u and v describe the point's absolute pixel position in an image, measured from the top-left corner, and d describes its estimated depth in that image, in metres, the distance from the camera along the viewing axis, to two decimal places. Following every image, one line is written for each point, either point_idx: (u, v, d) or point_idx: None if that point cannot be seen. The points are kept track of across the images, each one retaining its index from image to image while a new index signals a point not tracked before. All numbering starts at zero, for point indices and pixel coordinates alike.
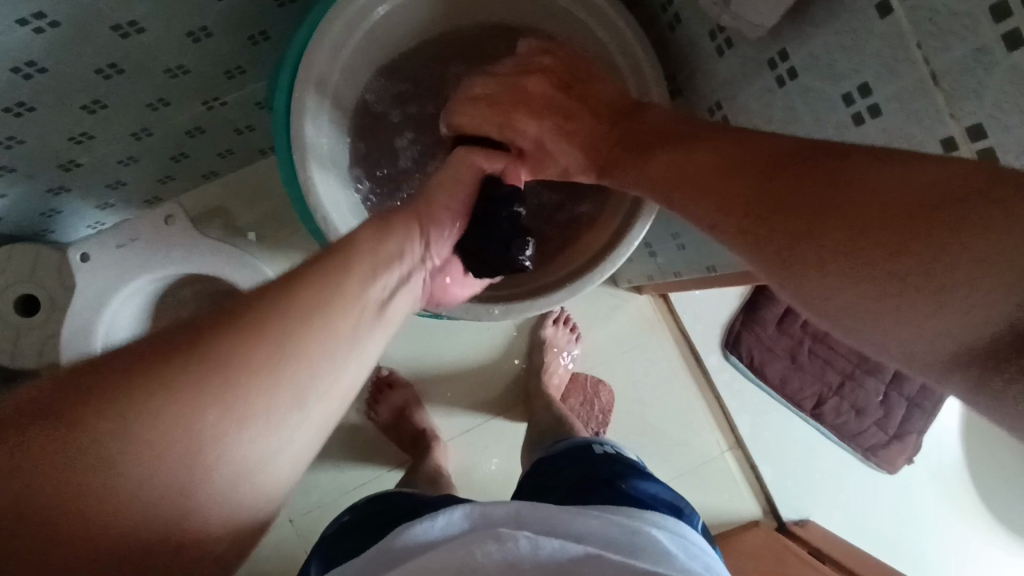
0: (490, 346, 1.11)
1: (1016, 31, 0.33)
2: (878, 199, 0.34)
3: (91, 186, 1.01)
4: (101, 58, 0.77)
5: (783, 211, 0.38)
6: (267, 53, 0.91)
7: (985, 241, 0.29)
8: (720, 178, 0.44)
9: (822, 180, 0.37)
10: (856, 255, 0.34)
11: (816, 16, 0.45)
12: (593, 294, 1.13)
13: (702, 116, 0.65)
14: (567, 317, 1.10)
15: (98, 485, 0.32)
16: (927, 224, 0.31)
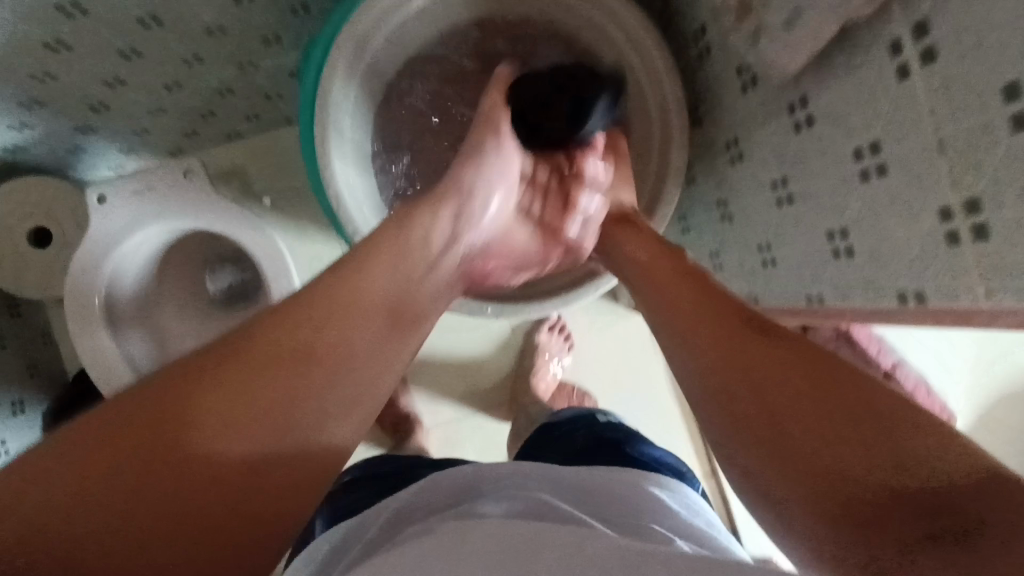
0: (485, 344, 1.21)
1: (1022, 113, 0.34)
2: (818, 383, 0.34)
3: (118, 130, 1.03)
4: (143, 8, 0.79)
5: (737, 349, 0.38)
6: (305, 25, 0.92)
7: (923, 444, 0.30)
8: (697, 297, 0.44)
9: (784, 351, 0.37)
10: (779, 420, 0.34)
11: (837, 69, 0.46)
12: (588, 307, 1.22)
13: (718, 148, 0.66)
14: (562, 326, 1.18)
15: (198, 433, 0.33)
16: (862, 427, 0.31)
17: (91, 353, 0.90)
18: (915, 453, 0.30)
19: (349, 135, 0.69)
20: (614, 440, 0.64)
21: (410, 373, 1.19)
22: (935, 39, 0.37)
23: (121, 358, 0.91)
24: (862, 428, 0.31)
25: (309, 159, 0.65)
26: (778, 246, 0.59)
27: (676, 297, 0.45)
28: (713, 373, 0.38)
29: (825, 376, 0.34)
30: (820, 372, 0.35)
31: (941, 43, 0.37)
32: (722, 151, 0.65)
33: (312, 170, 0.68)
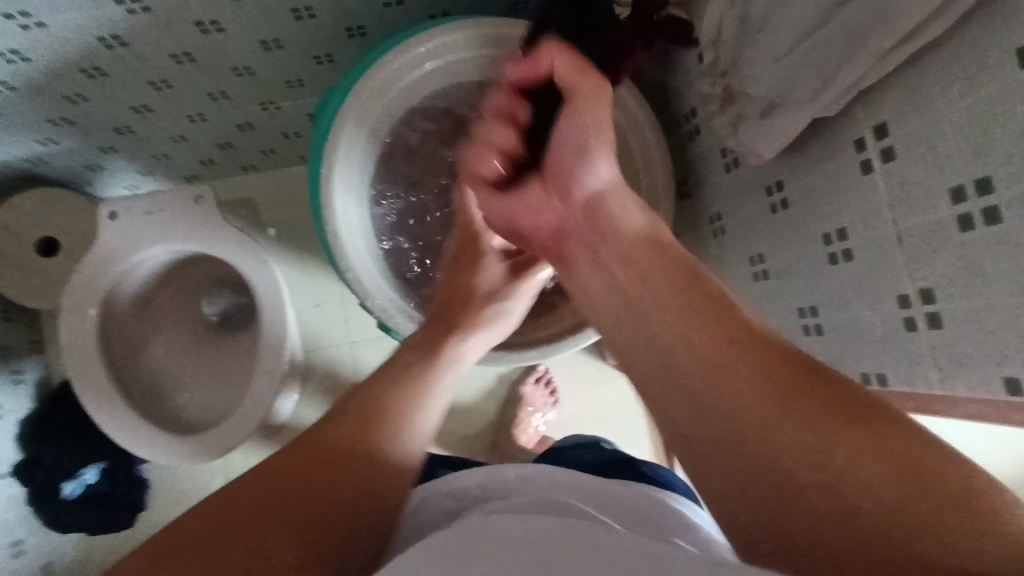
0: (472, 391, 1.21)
1: (967, 215, 0.36)
2: (810, 389, 0.31)
3: (139, 154, 1.08)
4: (177, 47, 0.84)
5: (726, 340, 0.35)
6: (328, 74, 0.98)
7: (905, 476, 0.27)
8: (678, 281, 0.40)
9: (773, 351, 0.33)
10: (763, 416, 0.31)
11: (810, 159, 0.49)
12: (575, 363, 1.23)
13: (703, 221, 0.70)
14: (548, 379, 1.20)
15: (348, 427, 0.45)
16: (853, 433, 0.29)
17: (79, 366, 0.90)
18: (916, 472, 0.27)
19: (355, 174, 0.72)
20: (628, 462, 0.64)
21: None
22: (894, 141, 0.40)
23: (108, 374, 0.92)
24: (853, 434, 0.29)
25: (313, 194, 0.68)
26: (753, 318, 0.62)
27: (658, 280, 0.41)
28: (699, 360, 0.35)
29: (810, 383, 0.31)
30: (807, 377, 0.31)
31: (899, 146, 0.40)
32: (708, 224, 0.69)
33: (316, 208, 0.71)
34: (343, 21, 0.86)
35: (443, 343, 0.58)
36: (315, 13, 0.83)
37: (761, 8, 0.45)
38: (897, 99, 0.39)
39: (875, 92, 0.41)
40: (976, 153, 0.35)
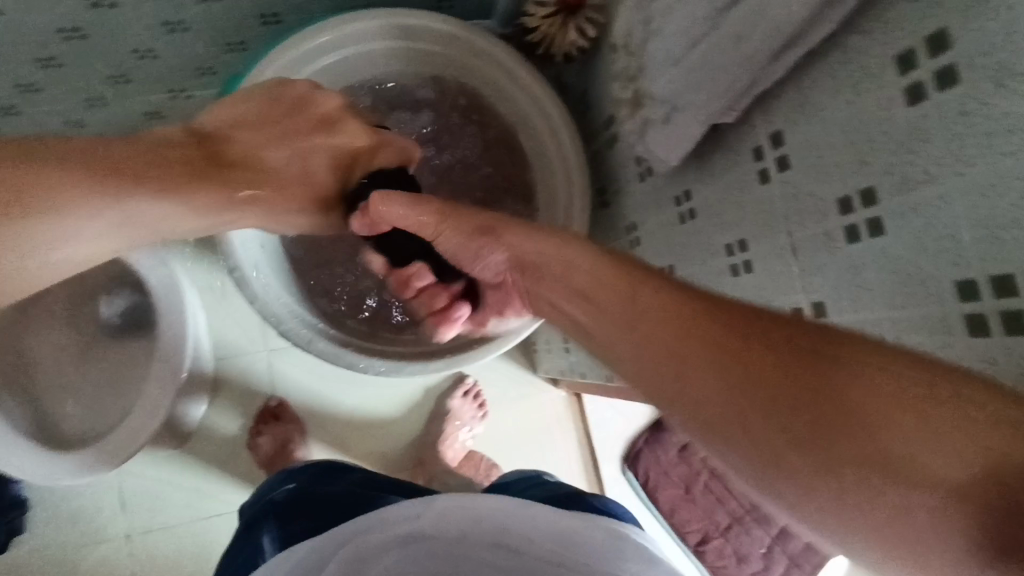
0: (396, 402, 1.16)
1: (854, 226, 0.35)
2: (811, 390, 0.30)
3: (28, 138, 0.99)
4: (63, 21, 0.77)
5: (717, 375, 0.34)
6: (243, 62, 0.92)
7: (933, 422, 0.26)
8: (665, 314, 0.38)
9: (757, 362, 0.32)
10: (804, 443, 0.30)
11: (714, 169, 0.48)
12: (505, 376, 1.20)
13: (619, 230, 0.69)
14: (477, 392, 1.16)
15: None
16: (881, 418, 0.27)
17: None
18: (940, 436, 0.26)
19: None
20: (575, 492, 0.58)
21: (307, 423, 1.12)
22: (788, 148, 0.39)
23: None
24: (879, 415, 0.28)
25: None
26: None
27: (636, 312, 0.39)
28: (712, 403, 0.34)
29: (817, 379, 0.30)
30: (811, 373, 0.30)
31: (792, 153, 0.39)
32: (624, 232, 0.67)
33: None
34: (254, 7, 0.81)
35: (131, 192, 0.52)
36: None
37: (662, 9, 0.43)
38: (790, 106, 0.39)
39: (770, 98, 0.40)
40: (861, 162, 0.34)
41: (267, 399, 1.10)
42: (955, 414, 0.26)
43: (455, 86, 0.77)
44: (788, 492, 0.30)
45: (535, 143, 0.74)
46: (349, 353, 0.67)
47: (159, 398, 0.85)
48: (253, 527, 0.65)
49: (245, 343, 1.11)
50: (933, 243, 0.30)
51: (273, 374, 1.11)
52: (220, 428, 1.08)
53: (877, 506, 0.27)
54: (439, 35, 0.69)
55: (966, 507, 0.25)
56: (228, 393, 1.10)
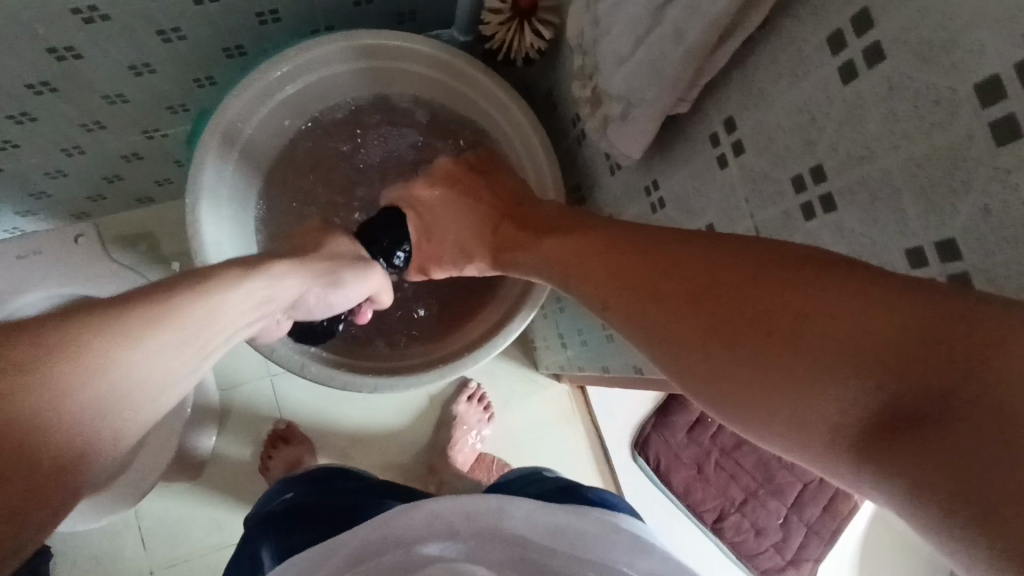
0: (402, 415, 1.17)
1: (809, 204, 0.36)
2: (755, 298, 0.30)
3: (10, 193, 1.00)
4: (30, 77, 0.78)
5: (670, 297, 0.35)
6: (214, 96, 0.93)
7: (858, 311, 0.26)
8: (637, 256, 0.39)
9: (707, 282, 0.33)
10: (746, 356, 0.30)
11: (676, 157, 0.49)
12: (508, 376, 1.21)
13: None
14: (482, 395, 1.17)
15: None
16: (815, 311, 0.27)
17: None
18: (868, 321, 0.26)
19: (225, 199, 0.70)
20: (569, 486, 0.60)
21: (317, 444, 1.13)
22: (741, 133, 0.40)
23: None
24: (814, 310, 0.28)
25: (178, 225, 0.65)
26: None
27: (615, 264, 0.41)
28: (668, 329, 0.34)
29: (761, 286, 0.30)
30: (753, 285, 0.31)
31: (745, 138, 0.40)
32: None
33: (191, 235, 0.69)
34: (217, 42, 0.82)
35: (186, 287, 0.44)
36: (185, 34, 0.78)
37: (608, 7, 0.44)
38: (739, 93, 0.39)
39: (720, 86, 0.41)
40: (807, 142, 0.35)
41: (275, 423, 1.11)
42: (879, 308, 0.26)
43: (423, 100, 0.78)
44: (737, 413, 0.30)
45: (506, 147, 0.75)
46: (343, 373, 0.68)
47: (167, 437, 0.86)
48: (252, 541, 0.66)
49: (247, 372, 1.12)
50: (881, 216, 0.31)
51: (279, 399, 1.13)
52: (231, 455, 1.09)
53: (777, 409, 0.28)
54: (398, 54, 0.70)
55: (852, 428, 0.25)
56: (235, 422, 1.11)
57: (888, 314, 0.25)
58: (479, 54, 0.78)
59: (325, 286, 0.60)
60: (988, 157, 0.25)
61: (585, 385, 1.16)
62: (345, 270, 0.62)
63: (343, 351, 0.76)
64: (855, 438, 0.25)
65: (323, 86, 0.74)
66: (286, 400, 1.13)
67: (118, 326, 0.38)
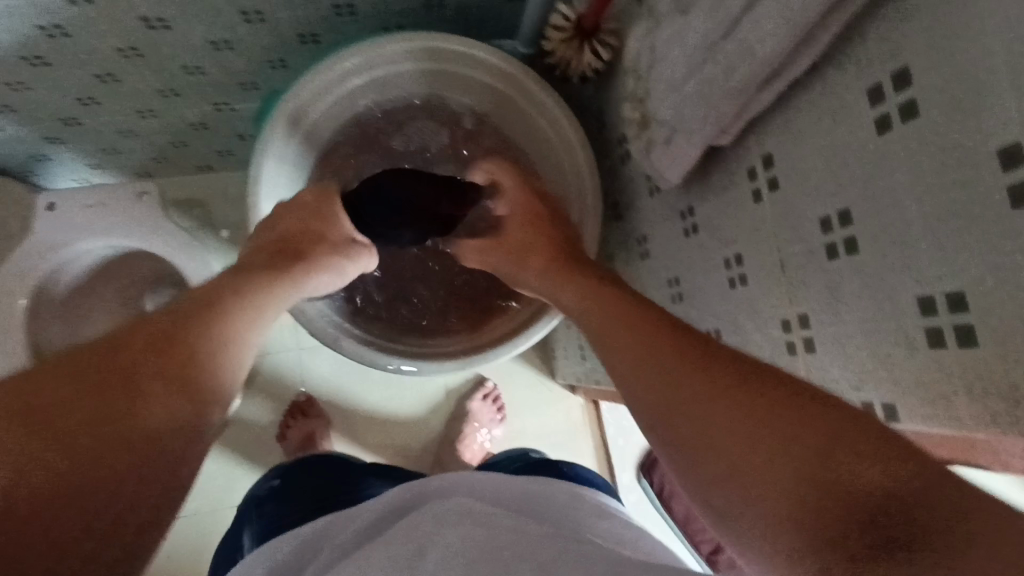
0: (417, 404, 1.21)
1: (833, 245, 0.38)
2: (737, 398, 0.32)
3: (86, 145, 1.10)
4: (120, 42, 0.84)
5: (663, 377, 0.37)
6: (283, 78, 0.99)
7: (829, 443, 0.28)
8: (648, 327, 0.42)
9: (698, 372, 0.35)
10: (715, 452, 0.32)
11: (713, 186, 0.51)
12: (524, 381, 1.24)
13: (631, 245, 0.72)
14: (497, 396, 1.19)
15: (95, 424, 0.36)
16: (792, 428, 0.29)
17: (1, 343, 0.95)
18: (836, 453, 0.27)
19: (286, 170, 0.74)
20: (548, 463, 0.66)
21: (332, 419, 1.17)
22: (778, 171, 0.42)
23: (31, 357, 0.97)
24: (792, 425, 0.29)
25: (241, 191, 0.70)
26: None
27: (626, 326, 0.43)
28: (653, 405, 0.37)
29: (745, 390, 0.32)
30: (737, 389, 0.33)
31: (782, 176, 0.42)
32: (635, 245, 0.71)
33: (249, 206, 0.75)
34: (294, 28, 0.87)
35: (251, 293, 0.51)
36: (266, 17, 0.83)
37: (666, 38, 0.47)
38: (780, 133, 0.41)
39: (763, 124, 0.43)
40: (838, 187, 0.37)
41: (297, 394, 1.16)
42: (847, 443, 0.27)
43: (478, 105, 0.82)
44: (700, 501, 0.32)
45: (552, 157, 0.78)
46: (372, 351, 0.72)
47: None
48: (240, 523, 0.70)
49: (277, 342, 1.17)
50: (899, 264, 0.33)
51: (302, 372, 1.17)
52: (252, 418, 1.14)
53: (735, 508, 0.30)
54: (461, 57, 0.74)
55: (796, 546, 0.27)
56: (258, 387, 1.15)
57: (854, 449, 0.27)
58: (538, 68, 0.81)
59: (333, 278, 0.64)
60: (1002, 218, 0.27)
61: (599, 399, 1.18)
62: (348, 263, 0.66)
63: (371, 330, 0.79)
64: (797, 554, 0.27)
65: (388, 81, 0.78)
66: (310, 374, 1.17)
67: (216, 338, 0.45)
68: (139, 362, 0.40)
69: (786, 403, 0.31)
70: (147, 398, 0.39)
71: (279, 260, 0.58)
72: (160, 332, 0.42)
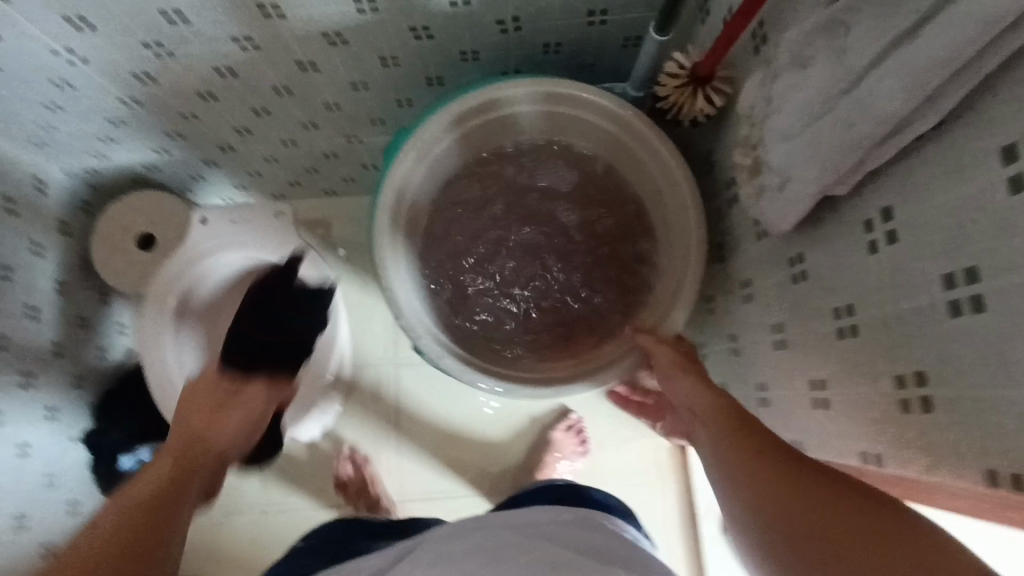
0: (498, 426, 1.32)
1: (958, 301, 0.37)
2: (864, 537, 0.40)
3: (237, 170, 1.27)
4: (277, 83, 0.97)
5: (793, 508, 0.46)
6: (408, 116, 1.09)
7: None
8: (783, 458, 0.50)
9: (834, 510, 0.43)
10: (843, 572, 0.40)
11: (826, 234, 0.51)
12: (608, 418, 1.27)
13: (733, 288, 0.72)
14: (580, 428, 1.22)
15: (110, 528, 0.51)
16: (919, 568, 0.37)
17: (151, 332, 1.09)
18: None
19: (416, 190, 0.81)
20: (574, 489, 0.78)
21: (423, 430, 1.32)
22: (897, 224, 0.42)
23: (174, 347, 1.11)
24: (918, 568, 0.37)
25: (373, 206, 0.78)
26: (777, 383, 0.63)
27: (758, 450, 0.52)
28: (784, 526, 0.45)
29: (865, 523, 0.41)
30: (863, 522, 0.41)
31: (901, 230, 0.41)
32: (737, 288, 0.71)
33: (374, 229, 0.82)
34: (423, 72, 0.96)
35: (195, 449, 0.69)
36: (400, 61, 0.93)
37: (784, 88, 0.48)
38: (902, 186, 0.41)
39: (884, 175, 0.43)
40: (965, 243, 0.36)
41: (393, 404, 1.34)
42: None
43: (591, 144, 0.85)
44: None
45: (662, 198, 0.79)
46: (474, 371, 0.77)
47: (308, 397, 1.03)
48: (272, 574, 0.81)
49: (379, 357, 1.36)
50: None
51: (400, 386, 1.34)
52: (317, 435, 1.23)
53: None
54: (579, 99, 0.78)
55: None
56: (361, 394, 1.35)
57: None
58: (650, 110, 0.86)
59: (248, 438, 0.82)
60: None
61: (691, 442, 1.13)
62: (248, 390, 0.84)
63: (473, 343, 0.84)
64: None
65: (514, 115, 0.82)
66: (405, 388, 1.34)
67: (173, 478, 0.61)
68: (132, 499, 0.55)
69: (888, 539, 0.40)
70: (144, 511, 0.54)
71: (209, 428, 0.74)
72: (154, 480, 0.59)
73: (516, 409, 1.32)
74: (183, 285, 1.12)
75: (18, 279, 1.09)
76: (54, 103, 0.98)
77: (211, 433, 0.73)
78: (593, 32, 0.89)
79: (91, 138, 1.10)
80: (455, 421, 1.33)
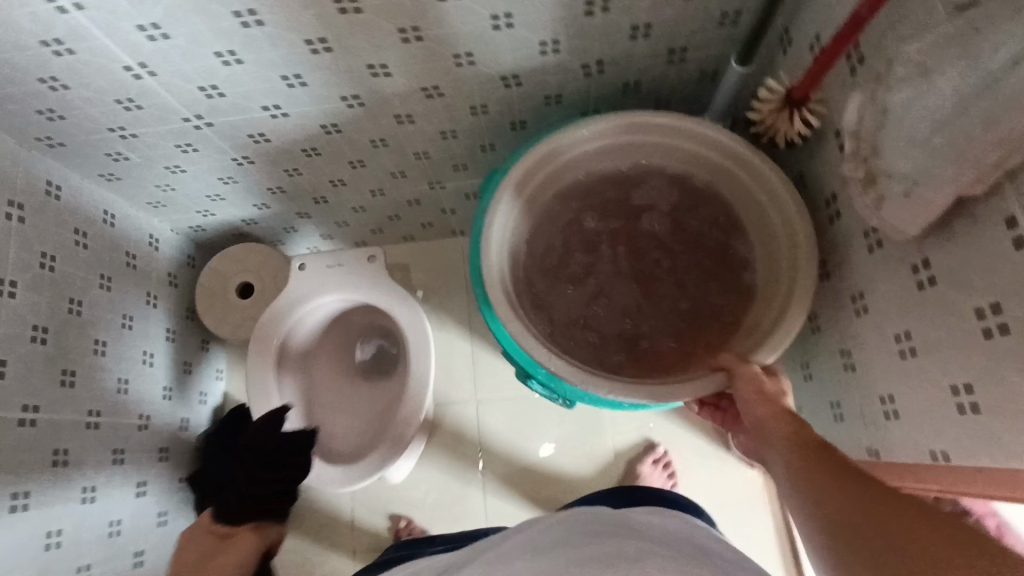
0: (578, 460, 1.35)
1: None
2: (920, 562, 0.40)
3: (326, 220, 1.36)
4: (374, 137, 1.04)
5: (856, 524, 0.46)
6: (490, 160, 1.15)
7: None
8: (854, 477, 0.51)
9: (891, 524, 0.44)
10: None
11: (957, 235, 0.52)
12: (696, 450, 1.34)
13: (844, 303, 0.75)
14: (667, 461, 1.31)
15: None
16: None
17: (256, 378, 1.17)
18: None
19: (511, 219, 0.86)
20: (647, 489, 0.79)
21: (507, 467, 1.37)
22: None
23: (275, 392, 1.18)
24: None
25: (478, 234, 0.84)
26: (910, 388, 0.63)
27: (833, 469, 0.53)
28: (848, 544, 0.46)
29: (926, 548, 0.41)
30: (924, 547, 0.41)
31: None
32: (849, 303, 0.74)
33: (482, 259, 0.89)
34: (508, 117, 1.02)
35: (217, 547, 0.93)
36: (488, 109, 0.99)
37: (903, 101, 0.50)
38: None
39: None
40: None
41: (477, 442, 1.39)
42: None
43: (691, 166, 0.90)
44: None
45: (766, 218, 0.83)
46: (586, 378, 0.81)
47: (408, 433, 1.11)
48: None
49: (460, 397, 1.42)
50: None
51: (482, 425, 1.40)
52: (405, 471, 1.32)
53: None
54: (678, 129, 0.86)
55: None
56: (446, 434, 1.40)
57: None
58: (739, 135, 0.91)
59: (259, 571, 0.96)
60: None
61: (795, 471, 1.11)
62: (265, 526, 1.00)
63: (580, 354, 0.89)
64: None
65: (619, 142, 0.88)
66: (488, 426, 1.39)
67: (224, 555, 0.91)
68: None
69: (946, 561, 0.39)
70: None
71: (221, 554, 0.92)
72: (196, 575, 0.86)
73: (597, 443, 1.36)
74: (292, 323, 1.21)
75: (139, 328, 1.19)
76: (177, 167, 1.09)
77: (230, 547, 0.94)
78: (673, 69, 0.92)
79: (202, 198, 1.20)
80: (539, 453, 1.37)
